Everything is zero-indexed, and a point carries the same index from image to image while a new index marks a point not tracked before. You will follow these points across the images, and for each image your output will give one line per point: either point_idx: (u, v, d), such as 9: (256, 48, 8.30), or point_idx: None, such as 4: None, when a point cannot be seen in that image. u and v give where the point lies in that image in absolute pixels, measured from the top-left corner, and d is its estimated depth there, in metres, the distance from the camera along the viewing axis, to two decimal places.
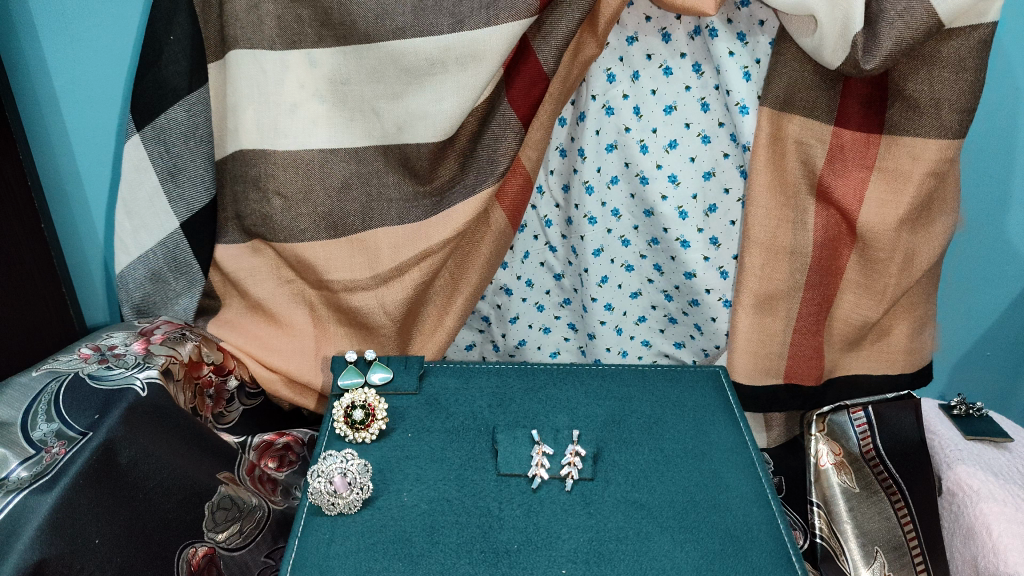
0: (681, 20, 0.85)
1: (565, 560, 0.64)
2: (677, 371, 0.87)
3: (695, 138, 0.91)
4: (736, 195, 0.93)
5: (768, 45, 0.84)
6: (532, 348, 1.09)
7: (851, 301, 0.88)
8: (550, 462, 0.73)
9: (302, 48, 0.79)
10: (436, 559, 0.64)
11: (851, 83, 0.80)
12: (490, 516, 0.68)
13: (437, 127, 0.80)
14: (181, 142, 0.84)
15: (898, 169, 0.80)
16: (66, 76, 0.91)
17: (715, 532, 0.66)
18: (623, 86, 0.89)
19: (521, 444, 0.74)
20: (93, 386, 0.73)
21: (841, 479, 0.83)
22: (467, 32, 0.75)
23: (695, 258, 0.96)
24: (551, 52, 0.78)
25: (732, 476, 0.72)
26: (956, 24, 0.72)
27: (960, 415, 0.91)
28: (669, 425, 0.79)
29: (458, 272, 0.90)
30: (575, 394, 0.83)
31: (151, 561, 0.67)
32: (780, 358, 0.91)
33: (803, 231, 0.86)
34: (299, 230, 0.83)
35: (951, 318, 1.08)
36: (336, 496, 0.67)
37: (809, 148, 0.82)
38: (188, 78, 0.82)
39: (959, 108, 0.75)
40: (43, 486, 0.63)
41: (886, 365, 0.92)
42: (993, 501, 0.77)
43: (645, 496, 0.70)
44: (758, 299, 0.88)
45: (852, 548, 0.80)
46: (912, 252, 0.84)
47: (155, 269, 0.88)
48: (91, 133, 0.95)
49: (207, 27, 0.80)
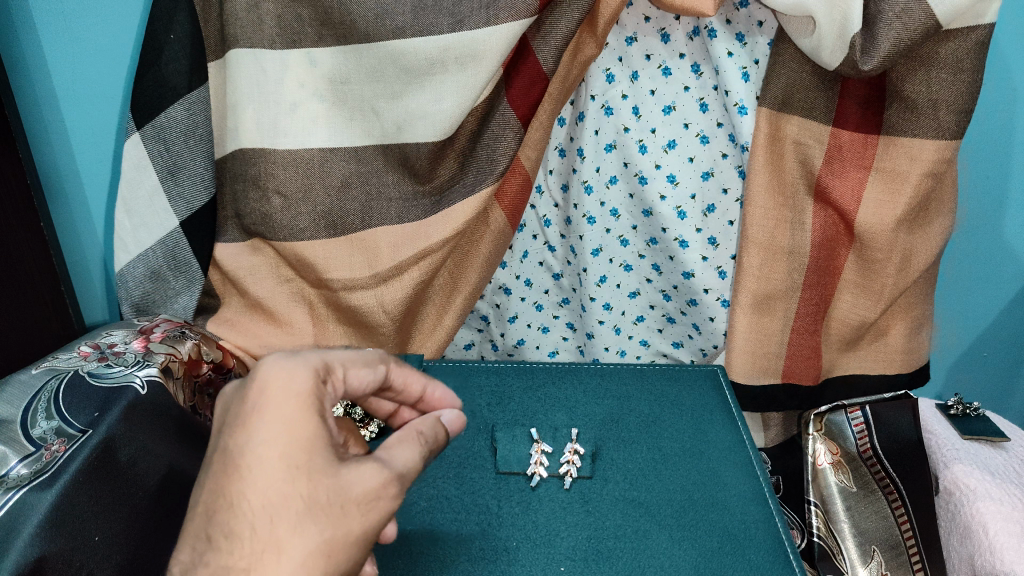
0: (681, 21, 0.85)
1: (565, 557, 0.64)
2: (678, 370, 0.87)
3: (694, 138, 0.91)
4: (735, 195, 0.93)
5: (767, 46, 0.84)
6: (531, 347, 1.09)
7: (849, 301, 0.89)
8: (549, 460, 0.74)
9: (302, 47, 0.79)
10: (436, 556, 0.64)
11: (849, 83, 0.81)
12: (489, 513, 0.68)
13: (437, 126, 0.80)
14: (181, 141, 0.84)
15: (897, 169, 0.80)
16: (66, 74, 0.91)
17: (714, 530, 0.66)
18: (623, 86, 0.89)
19: (520, 442, 0.75)
20: (92, 383, 0.74)
21: (838, 478, 0.83)
22: (467, 31, 0.75)
23: (694, 257, 0.96)
24: (551, 52, 0.79)
25: (730, 474, 0.72)
26: (954, 25, 0.72)
27: (958, 414, 0.91)
28: (667, 423, 0.79)
29: (458, 271, 0.91)
30: (574, 392, 0.83)
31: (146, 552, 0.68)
32: (779, 357, 0.91)
33: (802, 230, 0.86)
34: (298, 229, 0.83)
35: (948, 317, 1.08)
36: None
37: (808, 148, 0.83)
38: (188, 77, 0.82)
39: (958, 109, 0.75)
40: (44, 483, 0.63)
41: (883, 365, 0.92)
42: (990, 500, 0.78)
43: (645, 494, 0.70)
44: (757, 298, 0.88)
45: (849, 546, 0.80)
46: (910, 253, 0.84)
47: (155, 268, 0.88)
48: (91, 131, 0.96)
49: (207, 26, 0.81)
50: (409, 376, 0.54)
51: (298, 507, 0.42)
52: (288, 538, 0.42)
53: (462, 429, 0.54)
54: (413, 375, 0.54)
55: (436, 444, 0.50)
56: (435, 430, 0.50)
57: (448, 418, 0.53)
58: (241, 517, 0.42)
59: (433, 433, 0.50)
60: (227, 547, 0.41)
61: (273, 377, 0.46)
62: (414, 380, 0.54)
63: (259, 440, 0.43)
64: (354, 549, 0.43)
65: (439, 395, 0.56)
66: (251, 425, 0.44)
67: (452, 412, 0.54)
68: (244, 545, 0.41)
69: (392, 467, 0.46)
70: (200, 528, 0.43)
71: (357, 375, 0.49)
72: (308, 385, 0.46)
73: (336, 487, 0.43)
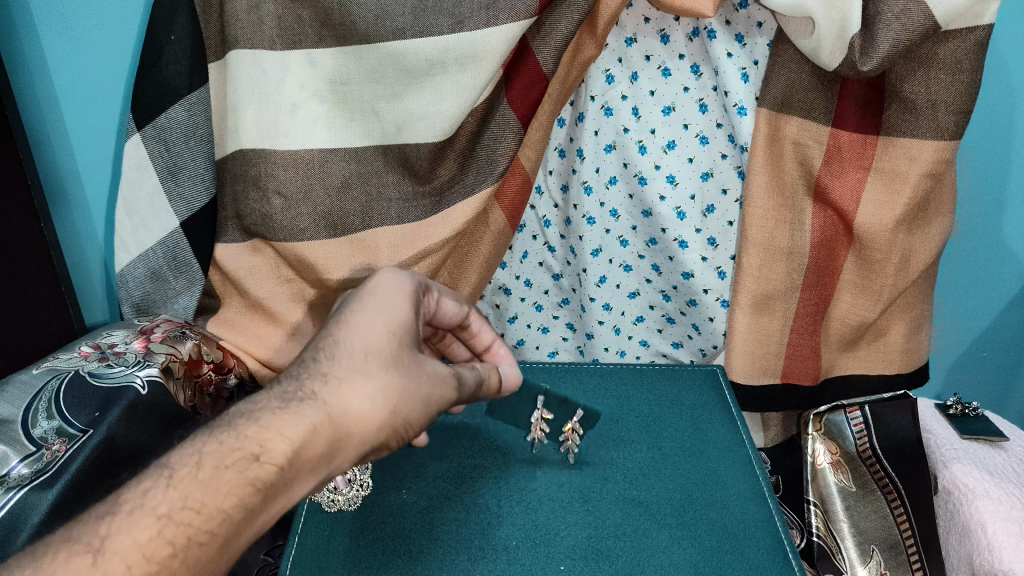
0: (681, 21, 0.85)
1: (565, 556, 0.64)
2: (677, 370, 0.88)
3: (694, 139, 0.91)
4: (735, 195, 0.93)
5: (766, 47, 0.84)
6: (531, 346, 1.10)
7: (849, 302, 0.89)
8: (551, 426, 0.75)
9: (302, 48, 0.79)
10: (435, 555, 0.64)
11: (848, 84, 0.81)
12: (489, 512, 0.68)
13: (437, 127, 0.80)
14: (182, 142, 0.84)
15: (896, 169, 0.80)
16: (66, 76, 0.92)
17: (713, 530, 0.66)
18: (623, 87, 0.89)
19: (521, 403, 0.76)
20: (93, 383, 0.73)
21: (837, 478, 0.83)
22: (467, 32, 0.75)
23: (693, 258, 0.96)
24: (551, 52, 0.79)
25: (730, 474, 0.73)
26: (953, 25, 0.71)
27: (956, 415, 0.92)
28: (667, 423, 0.79)
29: (457, 271, 0.92)
30: (574, 393, 0.84)
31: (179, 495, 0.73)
32: (777, 357, 0.91)
33: (801, 231, 0.87)
34: (299, 230, 0.83)
35: (948, 318, 1.08)
36: (336, 493, 0.69)
37: (807, 149, 0.83)
38: (188, 78, 0.82)
39: (957, 110, 0.75)
40: (44, 483, 0.64)
41: (882, 366, 0.93)
42: (989, 499, 0.78)
43: (644, 494, 0.70)
44: (756, 298, 0.88)
45: (848, 545, 0.79)
46: (909, 253, 0.84)
47: (154, 268, 0.89)
48: (91, 132, 0.96)
49: (208, 26, 0.81)
50: (481, 328, 0.70)
51: (388, 352, 0.50)
52: (374, 371, 0.49)
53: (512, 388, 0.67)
54: (487, 333, 0.71)
55: (490, 384, 0.62)
56: (495, 378, 0.62)
57: (513, 374, 0.66)
58: (341, 349, 0.50)
59: (491, 384, 0.62)
60: (329, 361, 0.49)
61: (386, 278, 0.56)
62: (485, 331, 0.71)
63: (371, 307, 0.53)
64: (417, 404, 0.51)
65: (501, 354, 0.73)
66: (367, 298, 0.54)
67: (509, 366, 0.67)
68: (339, 368, 0.49)
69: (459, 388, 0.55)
70: (305, 354, 0.51)
71: (448, 307, 0.64)
72: (415, 289, 0.57)
73: (418, 362, 0.52)
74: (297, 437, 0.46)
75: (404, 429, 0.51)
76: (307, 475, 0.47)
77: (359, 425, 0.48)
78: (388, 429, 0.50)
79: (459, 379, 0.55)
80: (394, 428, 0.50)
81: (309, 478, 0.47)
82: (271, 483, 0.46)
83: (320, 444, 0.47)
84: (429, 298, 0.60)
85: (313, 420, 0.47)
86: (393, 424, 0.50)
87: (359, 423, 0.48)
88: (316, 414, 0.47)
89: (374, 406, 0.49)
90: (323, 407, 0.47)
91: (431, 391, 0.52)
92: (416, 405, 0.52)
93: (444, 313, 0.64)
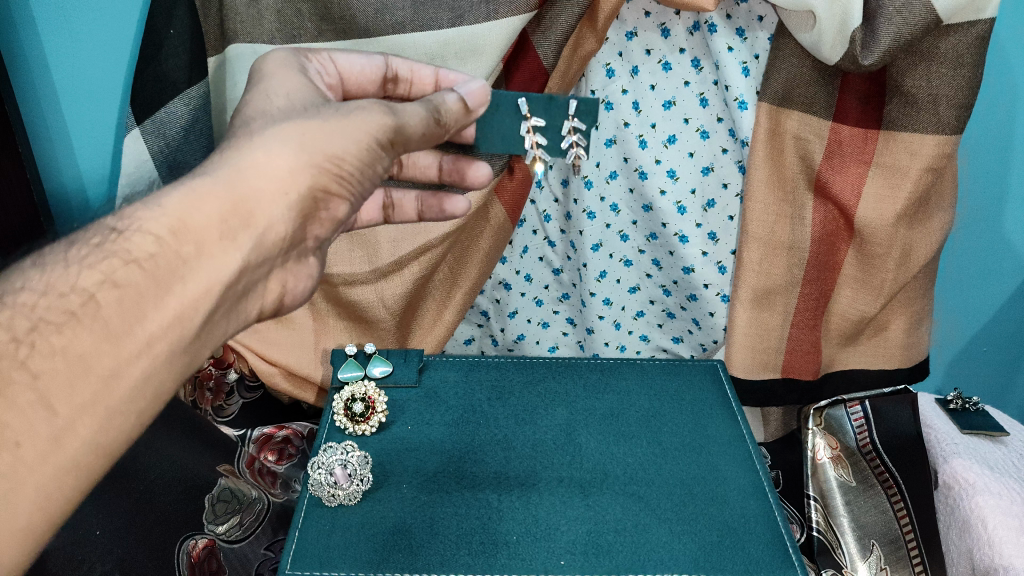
0: (681, 16, 0.84)
1: (565, 551, 0.64)
2: (678, 364, 0.88)
3: (694, 134, 0.91)
4: (735, 189, 0.93)
5: (767, 41, 0.84)
6: (531, 341, 1.10)
7: (849, 296, 0.89)
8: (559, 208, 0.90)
9: (301, 42, 0.79)
10: (435, 550, 0.64)
11: (849, 78, 0.80)
12: (489, 507, 0.68)
13: None
14: (181, 136, 0.82)
15: (896, 164, 0.80)
16: (65, 71, 0.92)
17: (713, 524, 0.66)
18: (623, 81, 0.89)
19: (504, 115, 0.65)
20: None
21: (838, 473, 0.82)
22: (467, 26, 0.75)
23: (694, 252, 0.96)
24: (551, 47, 0.79)
25: (730, 468, 0.73)
26: (955, 20, 0.71)
27: (957, 409, 0.92)
28: (668, 417, 0.79)
29: (457, 266, 0.92)
30: (574, 387, 0.84)
31: (186, 505, 0.74)
32: (778, 352, 0.91)
33: (802, 225, 0.87)
34: None
35: (948, 312, 1.08)
36: (336, 488, 0.67)
37: (808, 143, 0.83)
38: (187, 72, 0.80)
39: (958, 104, 0.75)
40: None
41: (883, 361, 0.93)
42: (989, 494, 0.79)
43: (644, 488, 0.70)
44: (757, 293, 0.88)
45: (848, 540, 0.78)
46: (910, 248, 0.84)
47: None
48: (91, 126, 0.96)
49: (206, 21, 0.79)
50: (408, 66, 0.66)
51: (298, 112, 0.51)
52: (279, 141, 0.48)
53: (479, 109, 0.60)
54: (421, 70, 0.67)
55: (450, 109, 0.57)
56: (448, 100, 0.57)
57: (473, 89, 0.59)
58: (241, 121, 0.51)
59: (447, 107, 0.57)
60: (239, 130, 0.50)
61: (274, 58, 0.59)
62: (418, 69, 0.67)
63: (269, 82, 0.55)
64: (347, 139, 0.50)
65: (451, 81, 0.68)
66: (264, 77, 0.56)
67: (469, 87, 0.59)
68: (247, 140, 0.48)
69: (394, 114, 0.53)
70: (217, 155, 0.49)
71: (349, 60, 0.63)
72: (295, 61, 0.59)
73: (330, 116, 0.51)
74: (189, 213, 0.44)
75: (340, 168, 0.49)
76: (210, 248, 0.45)
77: (274, 187, 0.47)
78: (321, 173, 0.49)
79: (393, 108, 0.53)
80: (325, 165, 0.49)
81: (219, 252, 0.45)
82: (155, 263, 0.43)
83: (216, 214, 0.45)
84: (314, 63, 0.61)
85: (209, 196, 0.45)
86: (321, 164, 0.48)
87: (271, 195, 0.47)
88: (211, 187, 0.45)
89: (283, 149, 0.47)
90: (218, 181, 0.46)
91: (354, 122, 0.50)
92: (339, 138, 0.49)
93: (351, 71, 0.64)
